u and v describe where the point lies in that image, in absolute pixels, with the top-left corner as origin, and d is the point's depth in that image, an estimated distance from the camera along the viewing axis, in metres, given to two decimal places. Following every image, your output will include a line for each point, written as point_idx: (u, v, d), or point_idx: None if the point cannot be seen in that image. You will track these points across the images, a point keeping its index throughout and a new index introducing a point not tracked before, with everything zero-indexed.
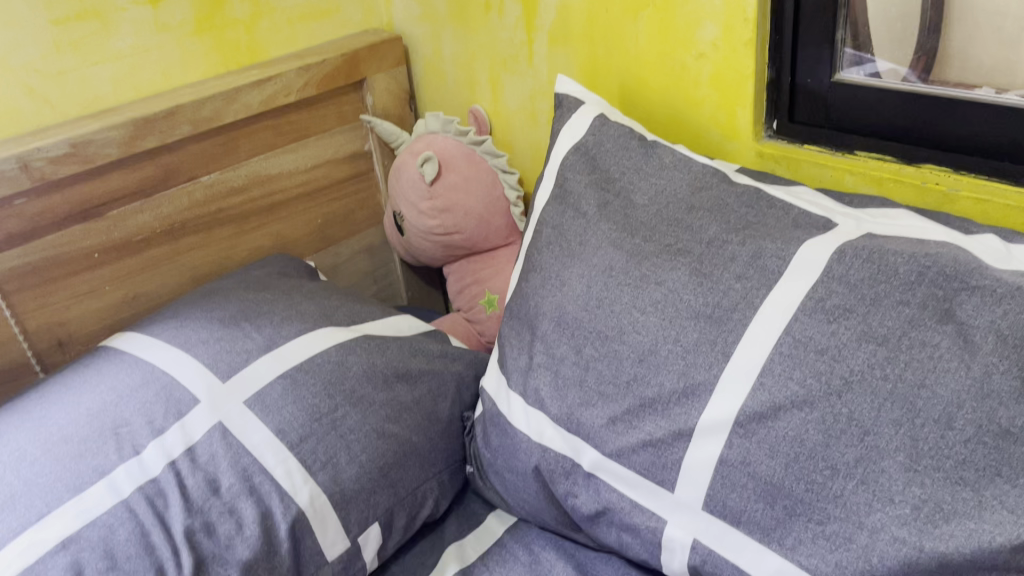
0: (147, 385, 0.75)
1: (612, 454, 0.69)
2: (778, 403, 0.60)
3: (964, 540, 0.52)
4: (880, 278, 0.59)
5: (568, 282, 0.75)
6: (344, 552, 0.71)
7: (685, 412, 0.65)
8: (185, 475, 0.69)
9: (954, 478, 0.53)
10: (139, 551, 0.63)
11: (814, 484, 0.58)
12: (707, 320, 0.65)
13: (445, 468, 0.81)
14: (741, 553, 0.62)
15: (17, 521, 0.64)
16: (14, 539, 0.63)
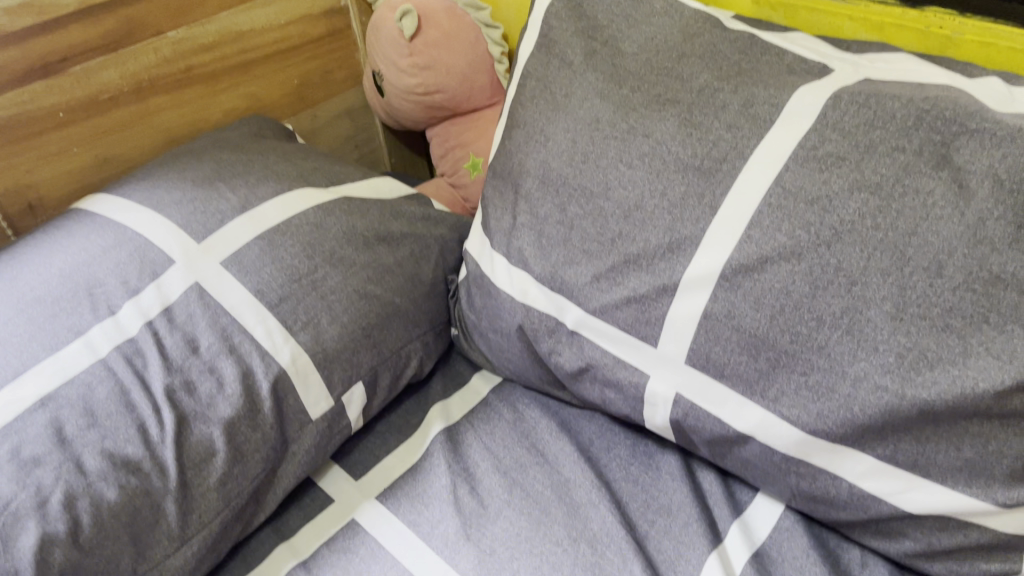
0: (120, 246, 0.73)
1: (596, 312, 0.68)
2: (765, 255, 0.58)
3: (946, 387, 0.52)
4: (877, 124, 0.57)
5: (552, 137, 0.72)
6: (328, 410, 0.71)
7: (670, 267, 0.63)
8: (162, 335, 0.68)
9: (941, 326, 0.53)
10: (120, 409, 0.63)
11: (799, 335, 0.58)
12: (696, 172, 0.63)
13: (429, 330, 0.81)
14: (722, 405, 0.62)
15: None
16: None
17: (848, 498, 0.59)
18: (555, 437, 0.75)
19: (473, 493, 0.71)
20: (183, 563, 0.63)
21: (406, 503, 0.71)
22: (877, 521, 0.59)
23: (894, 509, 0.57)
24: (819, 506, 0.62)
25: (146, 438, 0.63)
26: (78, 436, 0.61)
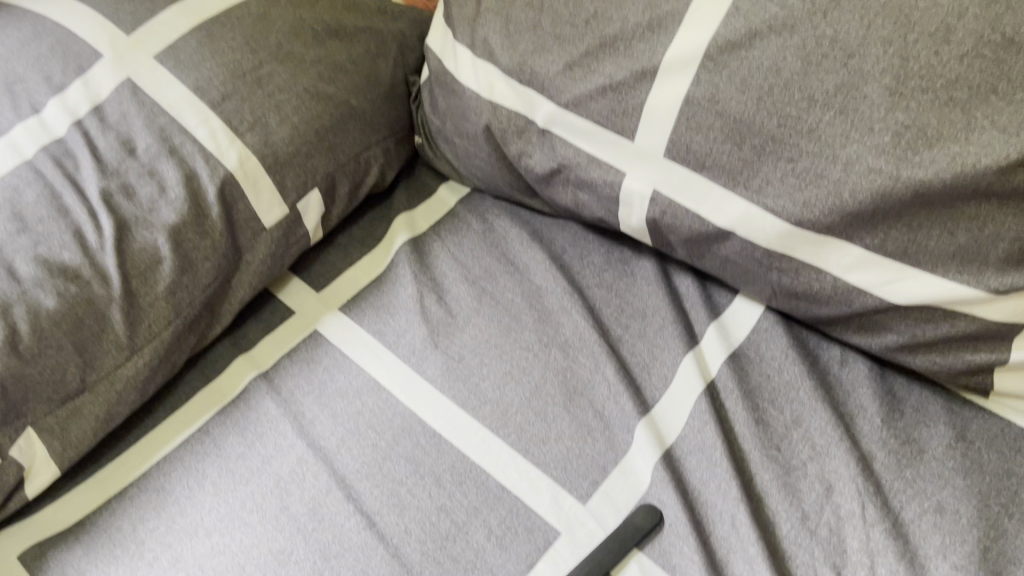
0: (39, 39, 0.66)
1: (568, 106, 0.62)
2: (755, 29, 0.53)
3: (946, 166, 0.48)
4: None
5: None
6: (282, 218, 0.67)
7: (650, 49, 0.57)
8: (94, 136, 0.62)
9: (944, 100, 0.48)
10: (52, 214, 0.59)
11: (788, 117, 0.53)
12: None
13: (390, 137, 0.75)
14: (702, 201, 0.58)
15: None
16: None
17: (832, 293, 0.56)
18: (525, 245, 0.71)
19: (441, 303, 0.68)
20: (135, 374, 0.60)
21: (371, 314, 0.68)
22: (860, 316, 0.56)
23: (879, 302, 0.54)
24: (800, 304, 0.59)
25: (84, 245, 0.59)
26: (9, 242, 0.58)
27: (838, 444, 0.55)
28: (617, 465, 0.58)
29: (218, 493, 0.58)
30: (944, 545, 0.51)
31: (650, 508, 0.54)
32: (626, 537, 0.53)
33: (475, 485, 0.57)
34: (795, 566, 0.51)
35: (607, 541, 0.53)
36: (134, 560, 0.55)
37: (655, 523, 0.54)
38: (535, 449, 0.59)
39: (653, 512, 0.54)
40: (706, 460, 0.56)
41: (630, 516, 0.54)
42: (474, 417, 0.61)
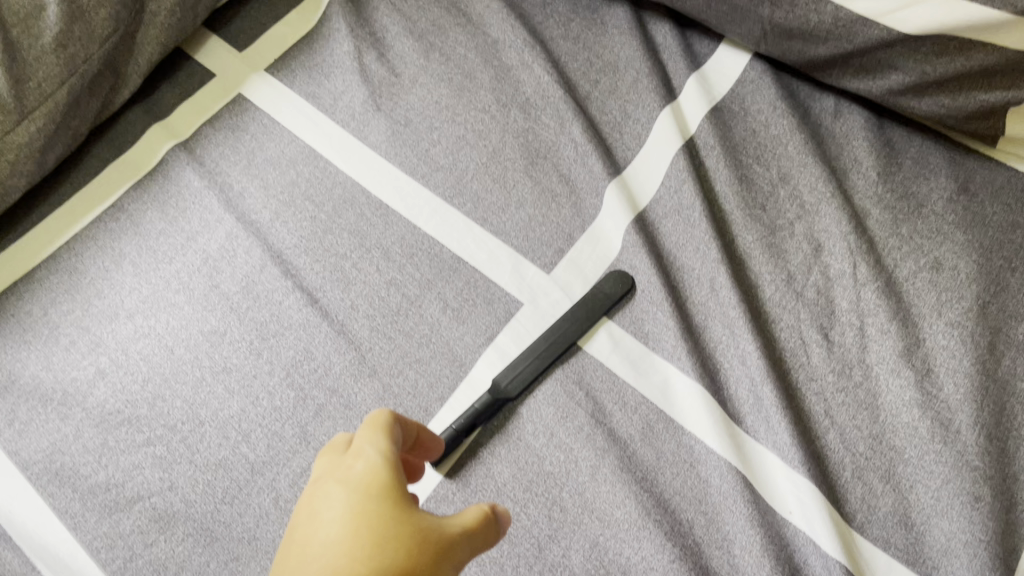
0: None
1: None
2: None
3: None
4: None
5: None
6: None
7: None
8: None
9: None
10: None
11: None
12: None
13: None
14: None
15: None
16: None
17: (831, 27, 0.48)
18: None
19: (382, 60, 0.59)
20: (28, 142, 0.51)
21: (304, 75, 0.59)
22: (861, 53, 0.49)
23: (886, 34, 0.47)
24: (793, 44, 0.51)
25: None
26: None
27: (829, 201, 0.50)
28: (585, 232, 0.52)
29: (139, 273, 0.52)
30: (941, 302, 0.46)
31: (620, 274, 0.49)
32: (594, 305, 0.48)
33: (428, 257, 0.51)
34: (779, 330, 0.47)
35: (573, 310, 0.48)
36: (48, 346, 0.49)
37: (626, 291, 0.49)
38: (494, 217, 0.53)
39: (624, 278, 0.49)
40: (684, 222, 0.50)
41: (598, 283, 0.49)
42: (424, 184, 0.54)
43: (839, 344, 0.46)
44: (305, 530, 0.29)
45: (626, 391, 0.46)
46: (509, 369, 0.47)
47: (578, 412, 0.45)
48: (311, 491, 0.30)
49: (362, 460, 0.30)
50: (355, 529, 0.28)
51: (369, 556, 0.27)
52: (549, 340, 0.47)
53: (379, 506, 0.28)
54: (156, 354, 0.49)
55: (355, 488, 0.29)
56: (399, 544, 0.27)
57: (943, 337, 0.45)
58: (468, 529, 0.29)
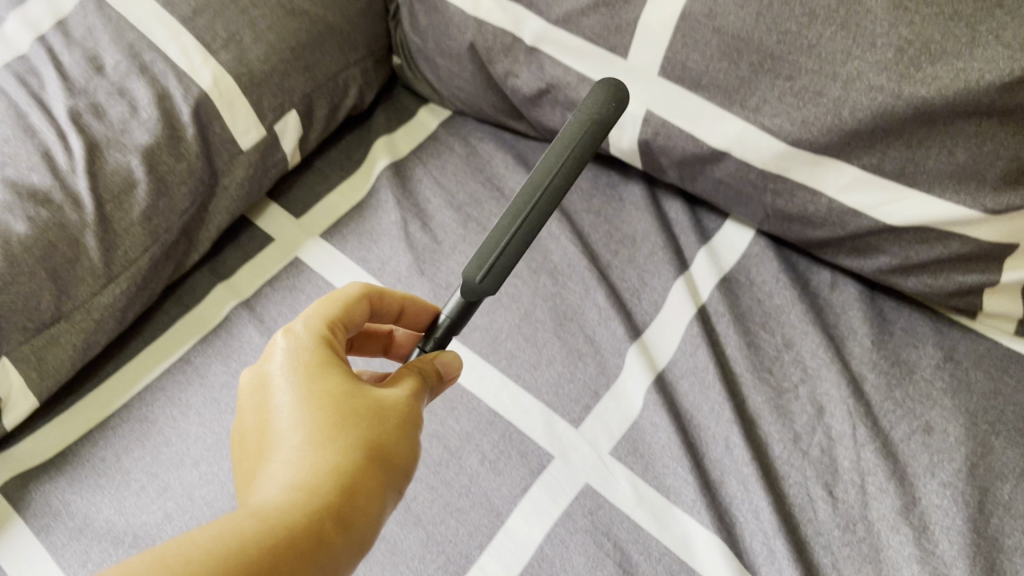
0: None
1: (559, 22, 0.60)
2: None
3: (950, 80, 0.47)
4: None
5: None
6: (260, 141, 0.65)
7: None
8: (59, 53, 0.59)
9: (949, 14, 0.47)
10: (18, 134, 0.56)
11: (788, 34, 0.51)
12: None
13: (369, 55, 0.72)
14: (697, 122, 0.57)
15: None
16: None
17: (827, 215, 0.55)
18: (510, 170, 0.69)
19: (425, 229, 0.66)
20: (114, 303, 0.58)
21: (354, 240, 0.66)
22: (853, 237, 0.56)
23: (874, 224, 0.54)
24: (794, 226, 0.58)
25: (53, 166, 0.56)
26: None
27: (829, 366, 0.55)
28: (609, 388, 0.57)
29: (204, 423, 0.57)
30: (933, 462, 0.51)
31: (610, 83, 0.47)
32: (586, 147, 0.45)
33: (466, 411, 0.56)
34: (788, 486, 0.51)
35: (560, 142, 0.44)
36: (120, 490, 0.54)
37: (619, 108, 0.46)
38: (526, 375, 0.58)
39: (618, 90, 0.47)
40: (699, 384, 0.56)
41: (580, 110, 0.46)
42: (462, 344, 0.60)
43: (843, 500, 0.50)
44: (259, 413, 0.41)
45: (650, 541, 0.50)
46: (483, 252, 0.42)
47: (607, 562, 0.49)
48: (254, 383, 0.43)
49: (304, 347, 0.42)
50: (308, 406, 0.40)
51: (327, 429, 0.39)
52: (537, 190, 0.43)
53: (322, 380, 0.41)
54: (218, 500, 0.53)
55: (298, 371, 0.41)
56: (349, 411, 0.40)
57: (937, 496, 0.50)
58: (402, 395, 0.42)
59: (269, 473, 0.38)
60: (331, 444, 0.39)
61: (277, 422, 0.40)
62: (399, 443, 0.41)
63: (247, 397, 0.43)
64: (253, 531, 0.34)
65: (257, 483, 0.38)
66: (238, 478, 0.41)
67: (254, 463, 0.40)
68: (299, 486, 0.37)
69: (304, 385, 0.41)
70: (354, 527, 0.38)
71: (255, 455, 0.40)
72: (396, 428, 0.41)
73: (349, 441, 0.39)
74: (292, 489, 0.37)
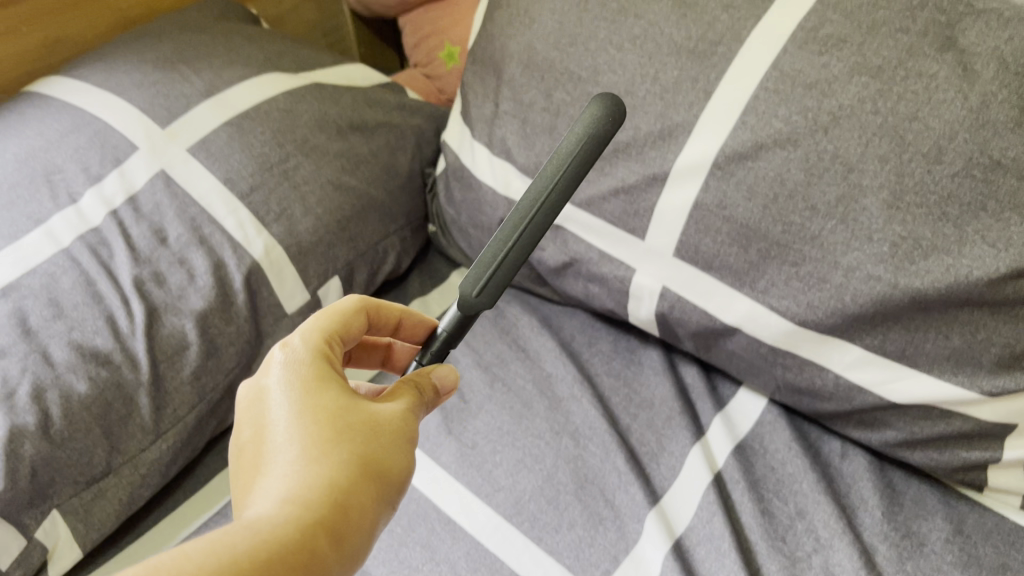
0: (78, 131, 0.69)
1: (582, 204, 0.66)
2: (761, 141, 0.56)
3: (940, 276, 0.51)
4: (881, 4, 0.54)
5: (537, 19, 0.69)
6: (304, 305, 0.70)
7: (661, 156, 0.61)
8: (128, 225, 0.65)
9: (937, 214, 0.51)
10: (87, 301, 0.61)
11: (792, 225, 0.56)
12: (690, 55, 0.60)
13: (406, 225, 0.79)
14: (710, 299, 0.61)
15: None
16: None
17: (834, 389, 0.59)
18: (536, 333, 0.74)
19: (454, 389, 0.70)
20: (159, 457, 0.61)
21: None
22: (859, 411, 0.59)
23: (879, 399, 0.57)
24: (803, 398, 0.62)
25: (115, 329, 0.60)
26: (45, 327, 0.59)
27: (842, 535, 0.57)
28: (629, 553, 0.58)
29: None
30: None
31: (607, 99, 0.49)
32: (581, 164, 0.48)
33: (489, 572, 0.58)
34: None
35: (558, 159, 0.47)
36: None
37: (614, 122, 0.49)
38: (548, 536, 0.60)
39: (614, 107, 0.49)
40: (716, 550, 0.57)
41: (577, 126, 0.48)
42: (487, 503, 0.62)
43: None
44: (256, 424, 0.43)
45: None
46: (478, 270, 0.47)
47: None
48: (253, 399, 0.45)
49: (302, 360, 0.45)
50: (305, 418, 0.42)
51: (324, 440, 0.41)
52: (535, 206, 0.46)
53: (319, 397, 0.44)
54: None
55: (296, 385, 0.44)
56: (345, 424, 0.43)
57: None
58: (394, 411, 0.45)
59: (265, 483, 0.40)
60: (327, 455, 0.41)
61: (273, 433, 0.42)
62: (391, 456, 0.43)
63: (245, 412, 0.45)
64: (254, 537, 0.35)
65: (254, 494, 0.40)
66: (234, 490, 0.42)
67: (249, 474, 0.41)
68: (297, 496, 0.38)
69: (302, 401, 0.43)
70: (345, 539, 0.39)
71: (251, 464, 0.42)
72: (388, 443, 0.43)
73: (345, 452, 0.41)
74: (287, 499, 0.38)
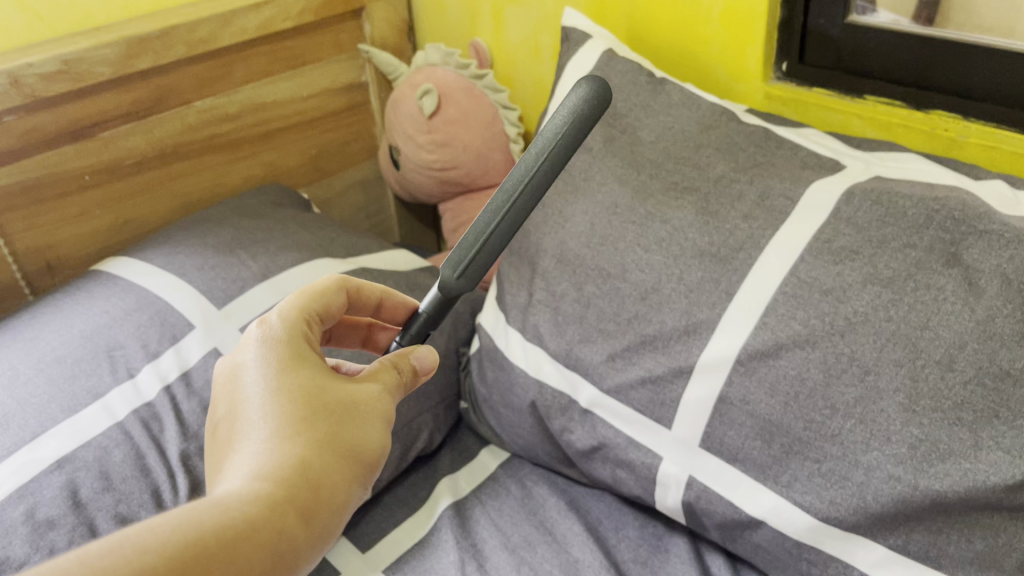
0: (141, 309, 0.74)
1: (610, 391, 0.69)
2: (781, 342, 0.59)
3: (959, 479, 0.52)
4: (889, 221, 0.59)
5: (570, 219, 0.75)
6: None
7: (686, 349, 0.64)
8: (180, 400, 0.69)
9: (952, 418, 0.53)
10: (135, 474, 0.63)
11: (812, 422, 0.58)
12: (713, 258, 0.65)
13: (440, 402, 0.83)
14: (735, 490, 0.62)
15: (28, 428, 0.64)
16: (20, 449, 0.62)
17: None
18: (563, 514, 0.75)
19: (480, 570, 0.70)
20: None
21: None
22: None
23: None
24: None
25: (160, 502, 0.62)
26: (93, 499, 0.61)
27: None
28: None
29: None
30: None
31: (596, 83, 0.50)
32: (561, 155, 0.49)
33: None
34: None
35: (540, 142, 0.49)
36: None
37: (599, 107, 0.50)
38: None
39: (597, 101, 0.50)
40: None
41: (559, 114, 0.50)
42: None
43: None
44: (231, 397, 0.45)
45: None
46: (458, 255, 0.50)
47: None
48: (228, 370, 0.47)
49: (279, 339, 0.47)
50: (278, 396, 0.44)
51: (297, 418, 0.43)
52: (512, 194, 0.49)
53: (294, 376, 0.45)
54: None
55: (271, 364, 0.46)
56: (319, 405, 0.45)
57: None
58: (368, 394, 0.47)
59: (237, 457, 0.42)
60: (300, 434, 0.43)
61: (247, 407, 0.44)
62: (362, 433, 0.45)
63: (219, 382, 0.47)
64: (229, 517, 0.37)
65: (227, 469, 0.42)
66: (206, 460, 0.44)
67: (222, 445, 0.43)
68: (267, 476, 0.40)
69: (277, 380, 0.45)
70: (315, 516, 0.41)
71: (224, 439, 0.43)
72: (359, 422, 0.46)
73: (316, 431, 0.43)
74: (260, 475, 0.40)
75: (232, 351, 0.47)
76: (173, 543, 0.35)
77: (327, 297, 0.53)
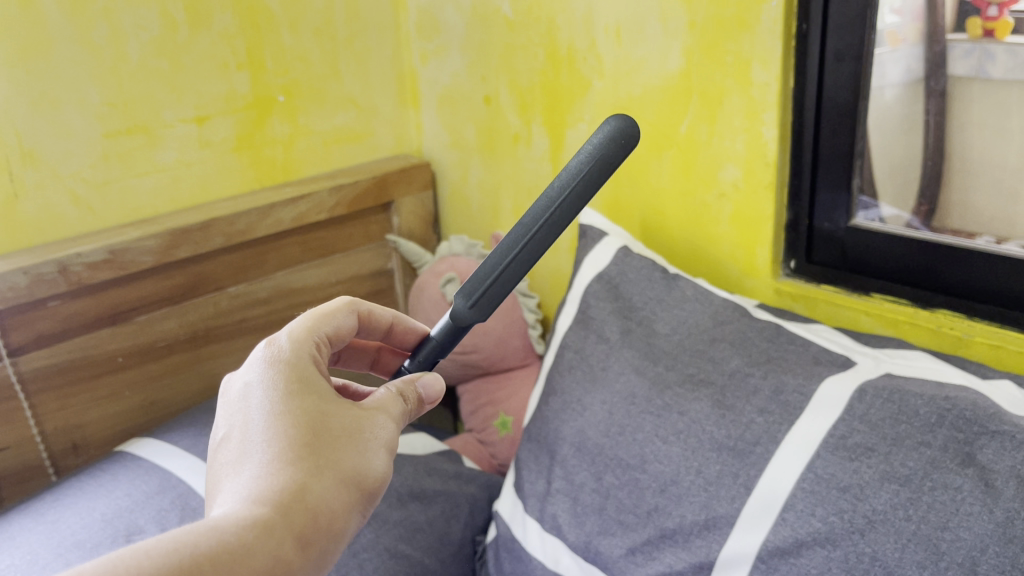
0: (163, 493, 0.75)
1: None
2: (801, 539, 0.59)
3: None
4: (901, 419, 0.60)
5: (589, 408, 0.77)
6: None
7: (706, 545, 0.64)
8: None
9: None
10: None
11: None
12: (730, 452, 0.66)
13: None
14: None
15: None
16: None
17: None
18: None
19: None
20: None
21: None
22: None
23: None
24: None
25: None
26: None
27: None
28: None
29: None
30: None
31: (626, 120, 0.53)
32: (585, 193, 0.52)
33: None
34: None
35: (565, 175, 0.53)
36: None
37: (626, 146, 0.53)
38: None
39: (626, 139, 0.52)
40: None
41: (588, 149, 0.53)
42: None
43: None
44: (235, 419, 0.47)
45: None
46: (473, 284, 0.54)
47: None
48: (237, 388, 0.49)
49: (286, 364, 0.49)
50: (281, 420, 0.46)
51: (298, 443, 0.46)
52: (530, 230, 0.52)
53: (298, 399, 0.48)
54: None
55: (278, 388, 0.48)
56: (320, 432, 0.47)
57: None
58: (371, 419, 0.50)
59: (237, 480, 0.44)
60: (300, 460, 0.45)
61: (250, 431, 0.46)
62: (363, 461, 0.48)
63: (226, 403, 0.49)
64: (223, 541, 0.40)
65: (228, 489, 0.44)
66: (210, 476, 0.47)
67: (224, 466, 0.46)
68: (265, 502, 0.43)
69: (281, 403, 0.47)
70: (313, 541, 0.44)
71: (227, 460, 0.46)
72: (359, 449, 0.48)
73: (315, 457, 0.46)
74: (259, 501, 0.43)
75: (240, 375, 0.49)
76: (168, 566, 0.37)
77: (335, 323, 0.56)
